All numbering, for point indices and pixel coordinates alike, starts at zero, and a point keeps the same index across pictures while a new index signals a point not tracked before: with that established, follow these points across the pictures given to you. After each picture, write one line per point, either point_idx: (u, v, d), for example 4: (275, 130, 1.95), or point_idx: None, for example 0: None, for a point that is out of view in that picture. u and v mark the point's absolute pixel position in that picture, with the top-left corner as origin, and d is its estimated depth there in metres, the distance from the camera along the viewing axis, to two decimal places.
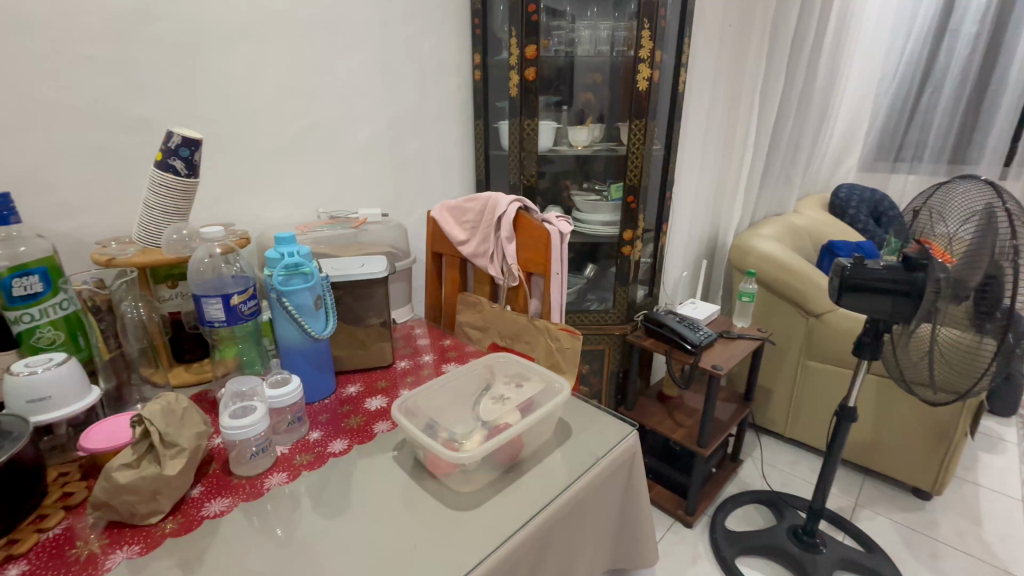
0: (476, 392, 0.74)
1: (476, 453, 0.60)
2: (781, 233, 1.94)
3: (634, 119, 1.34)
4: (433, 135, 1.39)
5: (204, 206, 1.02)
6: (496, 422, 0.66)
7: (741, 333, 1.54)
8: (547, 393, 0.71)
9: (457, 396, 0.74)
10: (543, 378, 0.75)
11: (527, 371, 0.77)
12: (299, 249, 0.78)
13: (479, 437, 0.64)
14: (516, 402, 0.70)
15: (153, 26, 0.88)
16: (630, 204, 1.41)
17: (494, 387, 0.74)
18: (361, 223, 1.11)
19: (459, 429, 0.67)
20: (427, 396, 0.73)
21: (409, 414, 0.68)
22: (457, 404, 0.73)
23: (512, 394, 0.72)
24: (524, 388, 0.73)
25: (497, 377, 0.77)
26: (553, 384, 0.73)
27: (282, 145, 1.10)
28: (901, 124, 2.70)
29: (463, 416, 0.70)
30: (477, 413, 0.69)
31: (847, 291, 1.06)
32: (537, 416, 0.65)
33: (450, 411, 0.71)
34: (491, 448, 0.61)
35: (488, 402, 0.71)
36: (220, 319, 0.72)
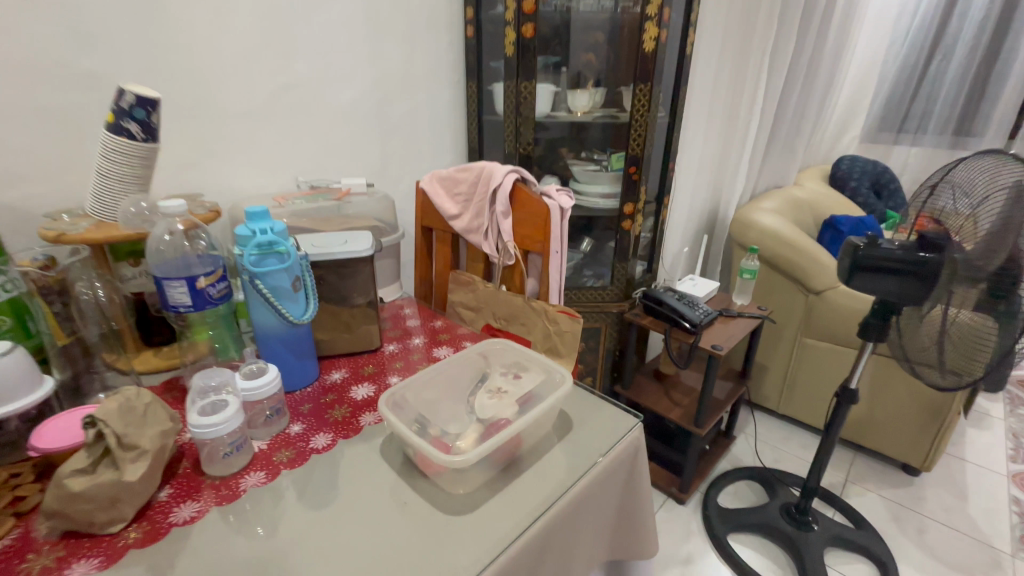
0: (471, 384, 0.69)
1: (473, 455, 0.55)
2: (781, 207, 1.88)
3: (639, 84, 1.25)
4: (422, 98, 1.28)
5: (170, 176, 0.92)
6: (494, 419, 0.61)
7: (741, 312, 1.50)
8: (547, 385, 0.66)
9: (450, 388, 0.69)
10: (543, 369, 0.70)
11: (525, 361, 0.73)
12: (273, 226, 0.69)
13: (477, 436, 0.59)
14: (515, 396, 0.65)
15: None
16: (632, 175, 1.33)
17: (490, 379, 0.70)
18: (344, 195, 1.02)
19: (453, 427, 0.62)
20: (417, 388, 0.68)
21: (400, 411, 0.63)
22: (449, 397, 0.68)
23: (509, 386, 0.67)
24: (523, 380, 0.68)
25: (493, 367, 0.72)
26: (553, 376, 0.68)
27: (256, 107, 1.00)
28: (907, 93, 2.62)
29: (457, 411, 0.65)
30: (473, 408, 0.64)
31: (858, 271, 1.01)
32: (539, 411, 0.60)
33: (443, 405, 0.66)
34: (490, 449, 0.56)
35: (484, 396, 0.66)
36: (186, 304, 0.65)
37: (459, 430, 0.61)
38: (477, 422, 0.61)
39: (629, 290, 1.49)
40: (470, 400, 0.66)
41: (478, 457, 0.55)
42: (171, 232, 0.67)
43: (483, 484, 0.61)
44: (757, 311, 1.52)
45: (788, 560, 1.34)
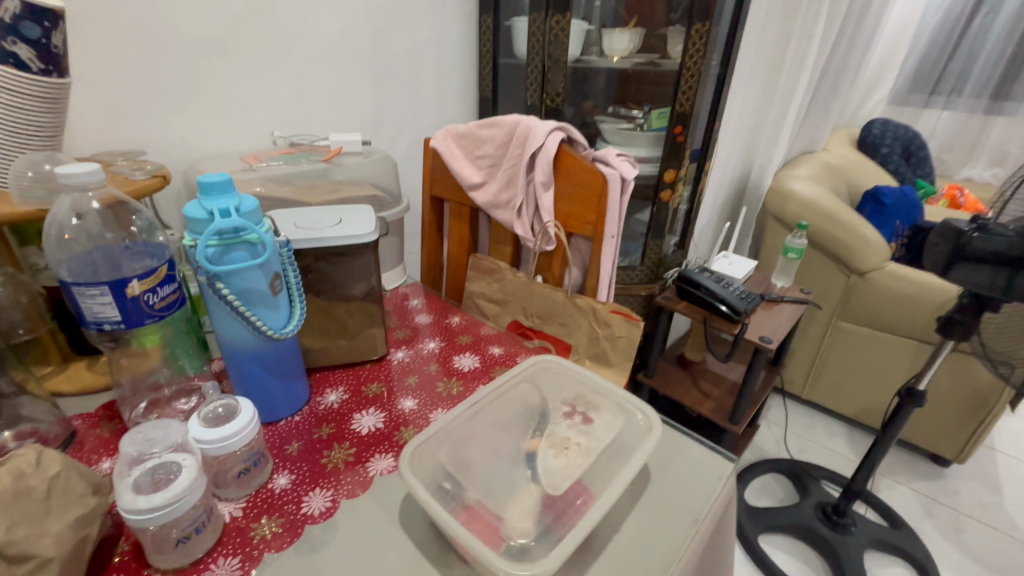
0: (523, 428, 0.54)
1: (549, 564, 0.40)
2: (818, 174, 1.71)
3: (696, 22, 1.01)
4: (427, 34, 1.04)
5: (102, 124, 0.70)
6: (567, 492, 0.46)
7: (783, 295, 1.34)
8: (630, 436, 0.52)
9: (498, 434, 0.53)
10: (618, 407, 0.56)
11: (591, 395, 0.58)
12: (238, 203, 0.48)
13: (546, 520, 0.44)
14: (589, 453, 0.50)
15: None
16: (676, 136, 1.13)
17: (550, 422, 0.54)
18: (333, 155, 0.80)
19: (510, 505, 0.46)
20: (457, 439, 0.52)
21: (426, 475, 0.47)
22: (495, 446, 0.51)
23: (580, 437, 0.52)
24: (596, 427, 0.53)
25: (552, 403, 0.57)
26: (634, 420, 0.54)
27: (217, 35, 0.76)
28: (945, 50, 2.40)
29: (512, 471, 0.49)
30: (534, 468, 0.49)
31: (960, 262, 0.86)
32: (630, 481, 0.46)
33: (491, 461, 0.50)
34: (572, 549, 0.41)
35: (548, 450, 0.51)
36: (114, 320, 0.44)
37: (517, 508, 0.45)
38: (542, 495, 0.46)
39: (659, 270, 1.33)
40: (526, 454, 0.51)
41: (554, 564, 0.40)
42: (82, 212, 0.46)
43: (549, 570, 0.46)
44: (800, 295, 1.36)
45: (823, 565, 1.25)
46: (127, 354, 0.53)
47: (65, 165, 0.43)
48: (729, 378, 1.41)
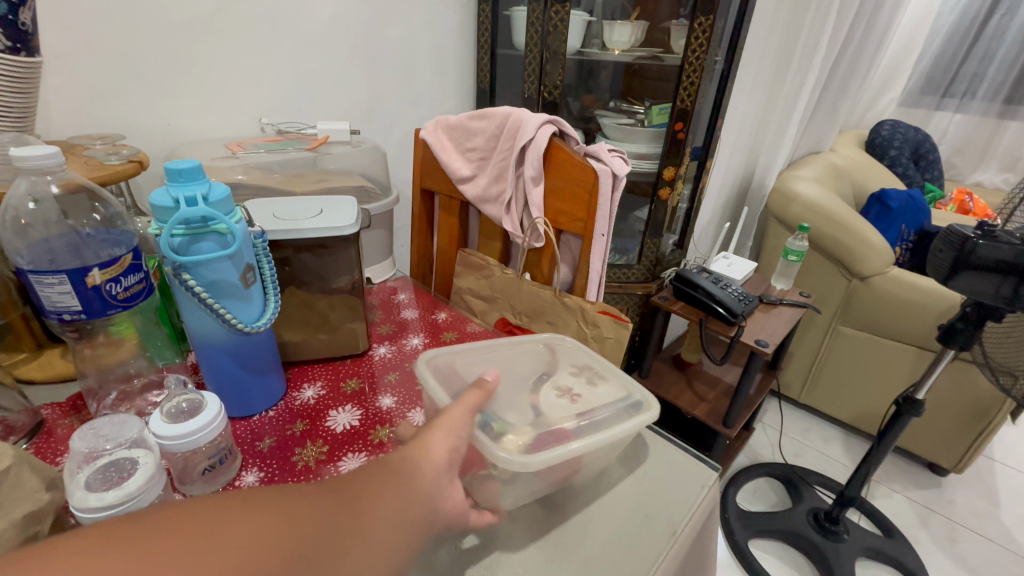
0: (531, 372, 0.55)
1: (526, 463, 0.42)
2: (822, 175, 1.68)
3: (699, 16, 0.99)
4: (422, 21, 1.01)
5: (79, 104, 0.68)
6: (556, 423, 0.47)
7: (783, 298, 1.31)
8: (626, 410, 0.50)
9: (508, 369, 0.55)
10: (621, 387, 0.54)
11: (601, 367, 0.57)
12: (207, 190, 0.46)
13: (530, 436, 0.45)
14: (589, 403, 0.51)
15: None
16: (677, 133, 1.11)
17: (558, 373, 0.55)
18: (321, 144, 0.78)
19: (509, 415, 0.47)
20: (472, 359, 0.55)
21: (437, 377, 0.51)
22: (504, 376, 0.53)
23: (583, 391, 0.53)
24: (599, 390, 0.53)
25: (560, 363, 0.57)
26: (633, 397, 0.53)
27: (200, 15, 0.73)
28: (960, 51, 2.34)
29: (514, 393, 0.51)
30: (535, 401, 0.50)
31: (964, 269, 0.83)
32: (615, 437, 0.47)
33: (499, 382, 0.52)
34: (544, 464, 0.42)
35: (551, 393, 0.51)
36: (74, 310, 0.43)
37: (514, 415, 0.48)
38: (535, 419, 0.48)
39: (657, 269, 1.31)
40: (533, 390, 0.52)
41: (531, 465, 0.42)
42: (38, 201, 0.44)
43: (519, 550, 0.47)
44: (800, 298, 1.33)
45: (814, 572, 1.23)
46: (98, 343, 0.52)
47: (22, 149, 0.41)
48: (724, 381, 1.39)
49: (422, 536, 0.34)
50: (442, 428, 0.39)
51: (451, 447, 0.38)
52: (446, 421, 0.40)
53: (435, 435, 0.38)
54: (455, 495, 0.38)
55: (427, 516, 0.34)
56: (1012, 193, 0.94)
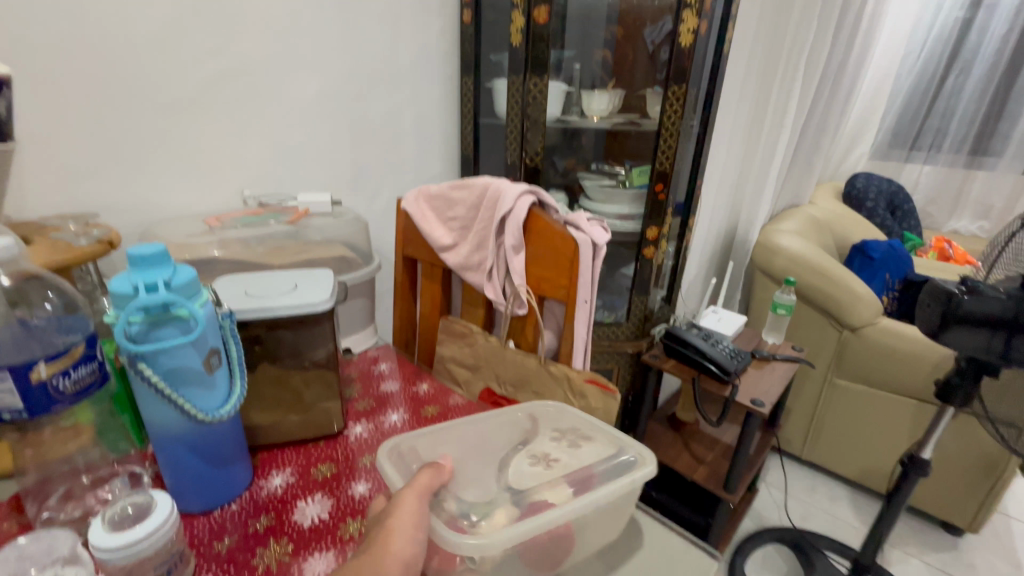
0: (507, 445, 0.56)
1: (499, 538, 0.42)
2: (804, 228, 1.71)
3: (672, 85, 1.04)
4: (406, 95, 1.05)
5: (55, 182, 0.67)
6: (531, 492, 0.48)
7: (775, 353, 1.29)
8: (611, 467, 0.52)
9: (481, 447, 0.56)
10: (610, 441, 0.56)
11: (585, 428, 0.58)
12: (168, 275, 0.44)
13: (504, 509, 0.46)
14: (567, 469, 0.51)
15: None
16: (657, 194, 1.12)
17: (536, 442, 0.57)
18: (301, 216, 0.78)
19: (471, 494, 0.49)
20: (444, 438, 0.56)
21: (401, 466, 0.50)
22: (476, 455, 0.55)
23: (562, 456, 0.54)
24: (581, 452, 0.54)
25: (541, 431, 0.59)
26: (619, 454, 0.53)
27: (186, 95, 0.75)
28: (922, 108, 2.47)
29: (486, 471, 0.52)
30: (509, 475, 0.51)
31: (953, 323, 0.82)
32: (596, 500, 0.46)
33: (469, 461, 0.53)
34: (518, 537, 0.42)
35: (527, 462, 0.53)
36: (15, 408, 0.39)
37: (478, 492, 0.49)
38: (510, 494, 0.48)
39: (646, 327, 1.29)
40: (506, 465, 0.53)
41: (501, 542, 0.42)
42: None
43: None
44: (793, 352, 1.32)
45: None
46: (43, 437, 0.48)
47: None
48: (722, 441, 1.34)
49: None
50: (401, 529, 0.40)
51: (411, 550, 0.39)
52: (398, 519, 0.41)
53: (394, 538, 0.39)
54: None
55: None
56: (993, 246, 0.95)
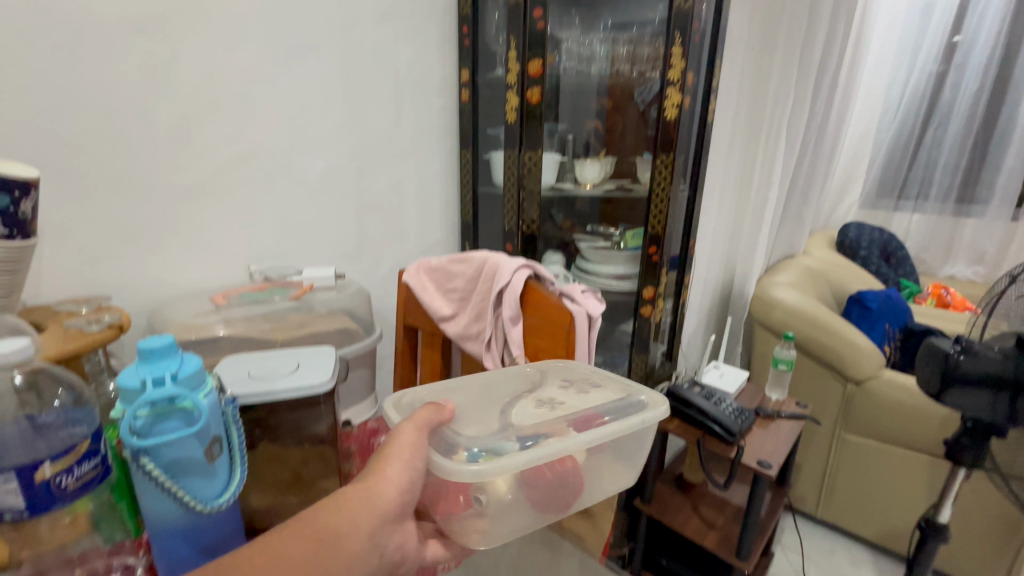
0: (513, 392, 0.61)
1: (500, 466, 0.46)
2: (799, 280, 1.73)
3: (660, 154, 1.08)
4: (408, 168, 1.11)
5: (72, 267, 0.70)
6: (533, 429, 0.52)
7: (780, 410, 1.28)
8: (616, 409, 0.56)
9: (489, 392, 0.60)
10: (621, 390, 0.60)
11: (592, 378, 0.63)
12: (175, 366, 0.46)
13: (505, 441, 0.50)
14: (572, 410, 0.56)
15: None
16: (651, 256, 1.14)
17: (542, 389, 0.61)
18: (305, 292, 0.80)
19: (472, 430, 0.53)
20: (449, 387, 0.60)
21: (408, 411, 0.55)
22: (482, 401, 0.59)
23: (567, 400, 0.58)
24: (587, 397, 0.58)
25: (548, 380, 0.63)
26: (625, 400, 0.57)
27: (200, 179, 0.80)
28: (905, 159, 2.56)
29: (489, 413, 0.56)
30: (512, 415, 0.55)
31: (953, 383, 0.82)
32: (597, 438, 0.50)
33: (473, 407, 0.57)
34: (519, 463, 0.46)
35: (533, 405, 0.57)
36: (17, 509, 0.40)
37: (477, 429, 0.53)
38: (514, 429, 0.52)
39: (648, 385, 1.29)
40: (511, 407, 0.57)
41: (502, 469, 0.46)
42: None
43: None
44: (798, 409, 1.30)
45: None
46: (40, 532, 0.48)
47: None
48: (732, 503, 1.30)
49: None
50: (395, 458, 0.46)
51: (409, 478, 0.46)
52: (396, 448, 0.47)
53: (389, 465, 0.45)
54: (406, 538, 0.46)
55: (366, 567, 0.42)
56: (992, 297, 0.97)
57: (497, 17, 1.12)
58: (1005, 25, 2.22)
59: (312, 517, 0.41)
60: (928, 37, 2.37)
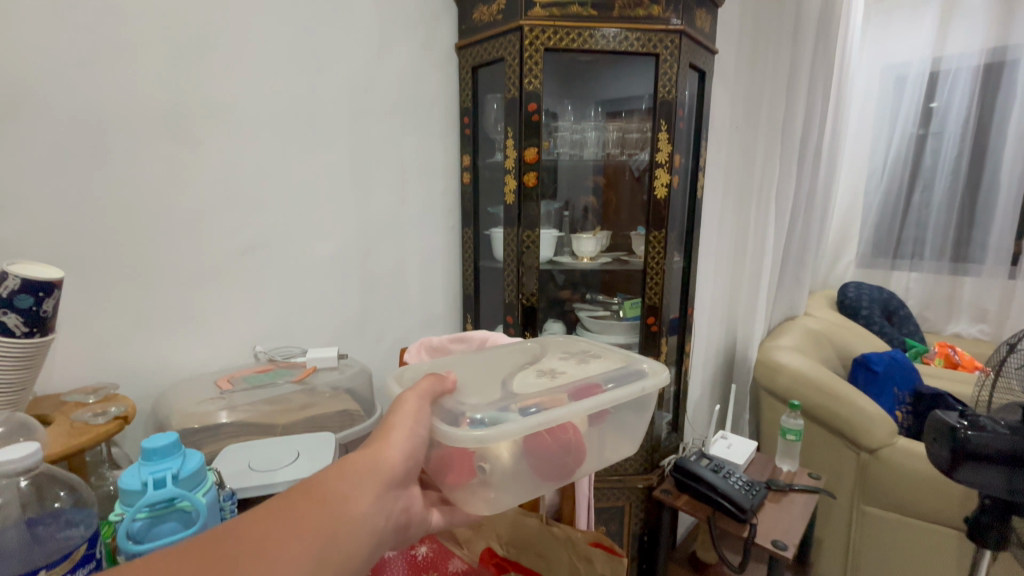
0: (512, 368, 0.64)
1: (505, 428, 0.47)
2: (802, 343, 1.72)
3: (652, 230, 1.16)
4: (412, 246, 1.16)
5: (82, 358, 0.71)
6: (534, 396, 0.54)
7: (793, 483, 1.23)
8: (614, 378, 0.59)
9: (490, 368, 0.63)
10: (615, 363, 0.64)
11: (589, 355, 0.67)
12: (176, 466, 0.47)
13: (508, 407, 0.52)
14: (570, 380, 0.58)
15: (37, 111, 0.65)
16: (651, 326, 1.19)
17: (540, 365, 0.64)
18: (307, 375, 0.81)
19: (473, 398, 0.54)
20: (450, 365, 0.63)
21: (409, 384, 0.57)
22: (482, 375, 0.61)
23: (565, 373, 0.61)
24: (585, 369, 0.61)
25: (545, 360, 0.66)
26: (623, 371, 0.61)
27: (213, 265, 0.83)
28: (897, 219, 2.62)
29: (489, 385, 0.58)
30: (513, 386, 0.58)
31: (965, 460, 0.80)
32: (597, 403, 0.53)
33: (474, 381, 0.60)
34: (524, 425, 0.48)
35: (533, 377, 0.59)
36: None
37: (479, 398, 0.54)
38: (515, 396, 0.54)
39: (655, 458, 1.26)
40: (511, 380, 0.60)
41: (508, 432, 0.47)
42: (3, 501, 0.43)
43: None
44: (811, 481, 1.26)
45: None
46: None
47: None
48: None
49: (366, 552, 0.41)
50: (399, 427, 0.48)
51: (411, 446, 0.47)
52: (399, 415, 0.49)
53: (393, 432, 0.47)
54: (412, 500, 0.47)
55: (374, 528, 0.42)
56: (997, 363, 0.99)
57: (496, 107, 1.18)
58: (974, 95, 2.35)
59: (316, 481, 0.41)
60: (903, 108, 2.53)
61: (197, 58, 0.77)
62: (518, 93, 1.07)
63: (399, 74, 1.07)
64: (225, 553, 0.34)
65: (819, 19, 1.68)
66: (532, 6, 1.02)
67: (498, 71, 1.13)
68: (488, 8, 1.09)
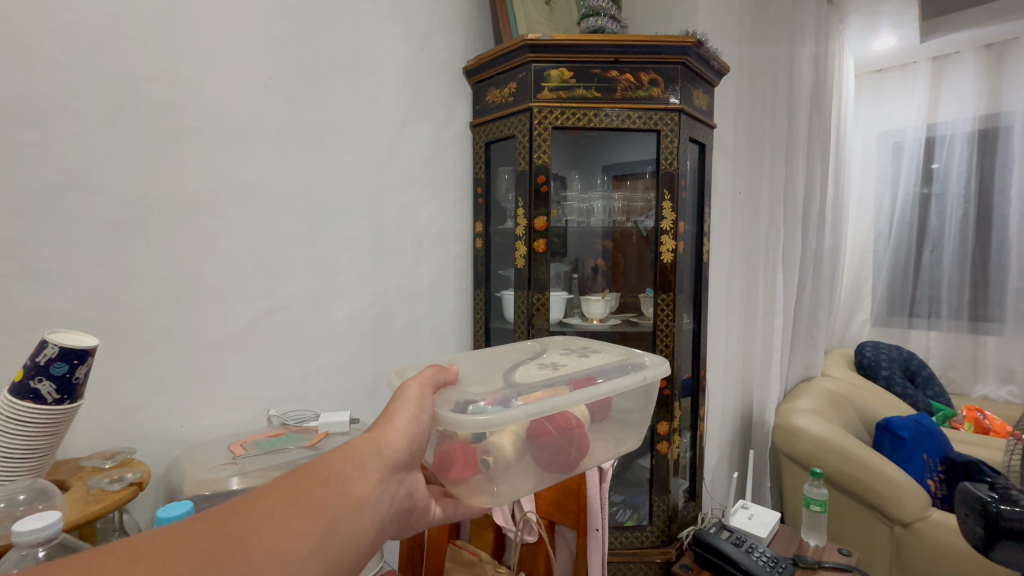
0: (514, 360, 0.65)
1: (506, 415, 0.47)
2: (820, 405, 1.68)
3: (661, 293, 1.18)
4: (425, 308, 1.20)
5: (103, 424, 0.73)
6: (536, 387, 0.54)
7: (821, 560, 1.16)
8: (615, 370, 0.60)
9: (493, 363, 0.63)
10: (616, 356, 0.65)
11: (591, 351, 0.68)
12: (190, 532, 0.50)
13: (509, 396, 0.52)
14: (571, 370, 0.59)
15: (90, 191, 0.70)
16: (663, 390, 1.17)
17: (542, 359, 0.65)
18: (318, 440, 0.81)
19: (475, 388, 0.55)
20: (453, 359, 0.64)
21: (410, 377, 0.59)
22: (486, 367, 0.62)
23: (565, 365, 0.61)
24: (585, 362, 0.62)
25: (546, 354, 0.67)
26: (624, 364, 0.62)
27: (234, 329, 0.86)
28: (909, 278, 2.62)
29: (491, 376, 0.59)
30: (515, 377, 0.58)
31: (1000, 539, 0.76)
32: (600, 391, 0.53)
33: (477, 372, 0.61)
34: (525, 413, 0.48)
35: (534, 369, 0.60)
36: None
37: (481, 389, 0.55)
38: (516, 386, 0.55)
39: (672, 530, 1.20)
40: (512, 372, 0.60)
41: (510, 418, 0.47)
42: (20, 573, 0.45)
43: None
44: (842, 558, 1.18)
45: None
46: None
47: (21, 521, 0.45)
48: None
49: (371, 532, 0.41)
50: (402, 411, 0.49)
51: (414, 430, 0.49)
52: (402, 399, 0.50)
53: (396, 416, 0.48)
54: (414, 486, 0.48)
55: (379, 509, 0.43)
56: None
57: (506, 177, 1.25)
58: (972, 159, 2.40)
59: (317, 462, 0.41)
60: (903, 171, 2.60)
61: (236, 141, 0.84)
62: (528, 165, 1.14)
63: (416, 150, 1.15)
64: (228, 528, 0.34)
65: (811, 94, 1.78)
66: (540, 90, 1.11)
67: (510, 146, 1.20)
68: (501, 91, 1.19)
